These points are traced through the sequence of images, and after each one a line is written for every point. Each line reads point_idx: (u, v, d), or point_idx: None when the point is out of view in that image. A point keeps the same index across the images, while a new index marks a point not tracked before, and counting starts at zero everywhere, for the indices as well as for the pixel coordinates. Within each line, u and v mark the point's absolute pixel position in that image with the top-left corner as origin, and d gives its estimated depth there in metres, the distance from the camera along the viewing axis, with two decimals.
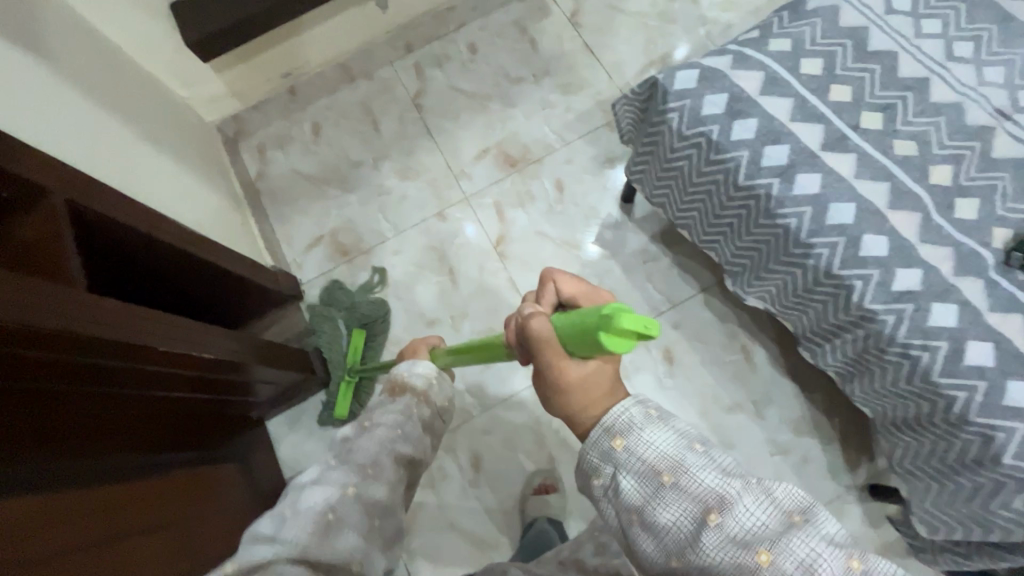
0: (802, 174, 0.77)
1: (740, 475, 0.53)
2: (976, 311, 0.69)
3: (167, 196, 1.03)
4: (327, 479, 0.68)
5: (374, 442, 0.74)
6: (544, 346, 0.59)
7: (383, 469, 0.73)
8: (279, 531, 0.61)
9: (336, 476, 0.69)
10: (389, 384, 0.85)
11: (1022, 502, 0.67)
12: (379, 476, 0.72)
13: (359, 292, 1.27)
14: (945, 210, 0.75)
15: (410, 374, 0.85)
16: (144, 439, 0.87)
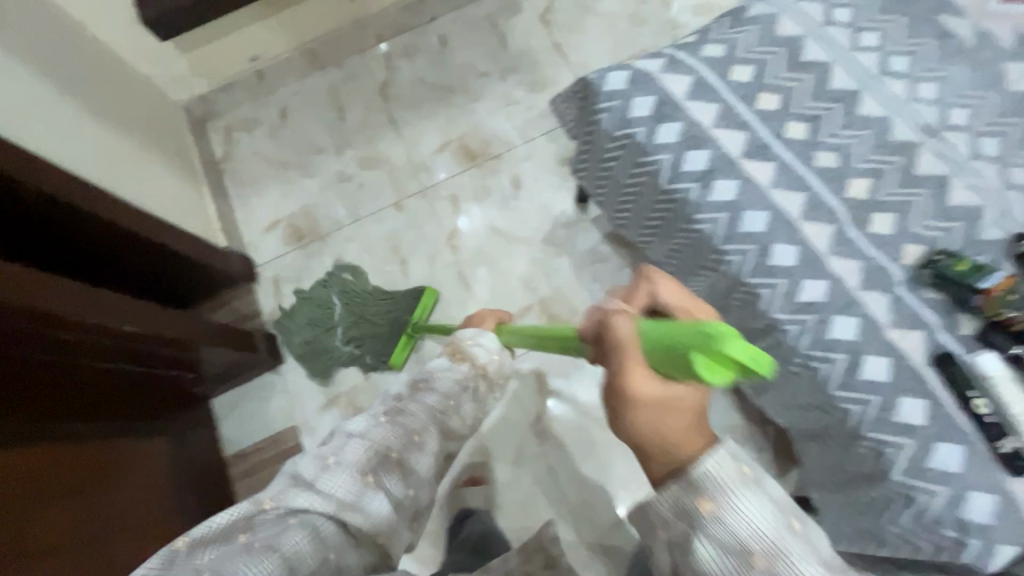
0: (720, 180, 0.77)
1: (838, 568, 0.48)
2: (876, 325, 0.70)
3: (110, 172, 1.04)
4: (374, 434, 0.61)
5: (422, 407, 0.67)
6: (619, 354, 0.52)
7: (430, 434, 0.66)
8: (319, 481, 0.56)
9: (385, 432, 0.62)
10: (451, 349, 0.78)
11: (909, 519, 0.66)
12: (423, 445, 0.64)
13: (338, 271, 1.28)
14: (861, 223, 0.75)
15: (477, 349, 0.78)
16: (72, 406, 0.86)
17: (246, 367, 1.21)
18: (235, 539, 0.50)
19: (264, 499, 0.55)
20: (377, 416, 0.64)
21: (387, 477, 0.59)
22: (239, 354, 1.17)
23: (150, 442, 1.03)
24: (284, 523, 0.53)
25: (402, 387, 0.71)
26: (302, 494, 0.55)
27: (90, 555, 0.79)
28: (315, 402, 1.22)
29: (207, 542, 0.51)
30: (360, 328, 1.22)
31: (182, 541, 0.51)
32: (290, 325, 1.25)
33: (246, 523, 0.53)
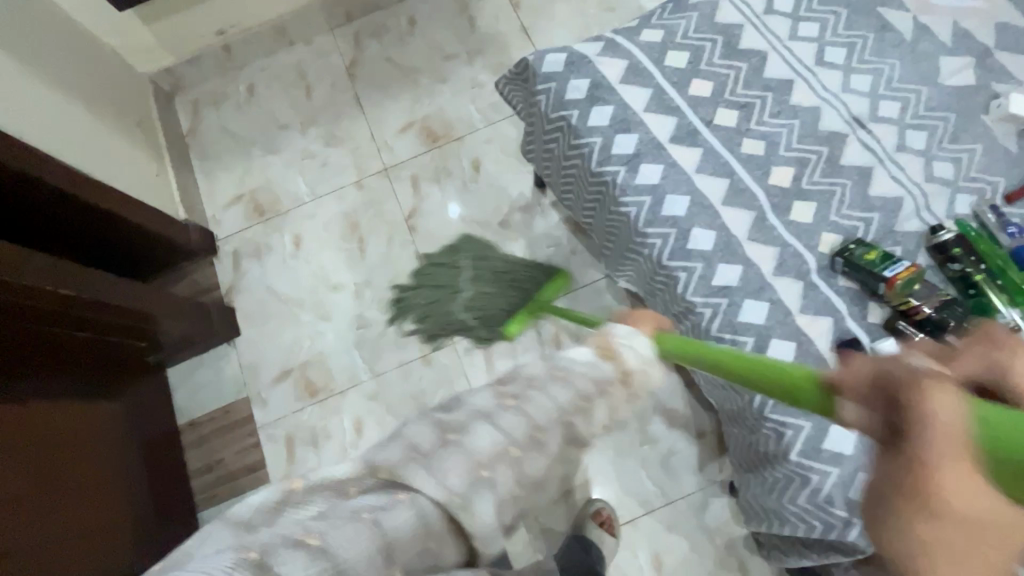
0: (646, 163, 0.78)
1: None
2: (785, 310, 0.71)
3: (71, 144, 1.04)
4: (504, 421, 0.49)
5: (554, 400, 0.51)
6: (925, 439, 0.29)
7: (558, 434, 0.51)
8: (434, 460, 0.47)
9: (512, 423, 0.49)
10: (598, 343, 0.57)
11: (805, 499, 0.68)
12: (546, 445, 0.51)
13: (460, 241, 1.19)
14: (782, 210, 0.76)
15: (628, 350, 0.56)
16: (21, 368, 0.86)
17: (201, 338, 1.22)
18: (344, 504, 0.46)
19: (379, 464, 0.48)
20: (503, 395, 0.52)
21: (501, 473, 0.48)
22: (196, 324, 1.18)
23: (109, 407, 1.04)
24: (391, 497, 0.47)
25: (538, 368, 0.54)
26: (415, 473, 0.47)
27: (42, 511, 0.82)
28: (269, 375, 1.24)
29: (320, 492, 0.47)
30: (473, 292, 1.12)
31: (300, 482, 0.48)
32: (438, 278, 1.16)
33: (358, 486, 0.47)
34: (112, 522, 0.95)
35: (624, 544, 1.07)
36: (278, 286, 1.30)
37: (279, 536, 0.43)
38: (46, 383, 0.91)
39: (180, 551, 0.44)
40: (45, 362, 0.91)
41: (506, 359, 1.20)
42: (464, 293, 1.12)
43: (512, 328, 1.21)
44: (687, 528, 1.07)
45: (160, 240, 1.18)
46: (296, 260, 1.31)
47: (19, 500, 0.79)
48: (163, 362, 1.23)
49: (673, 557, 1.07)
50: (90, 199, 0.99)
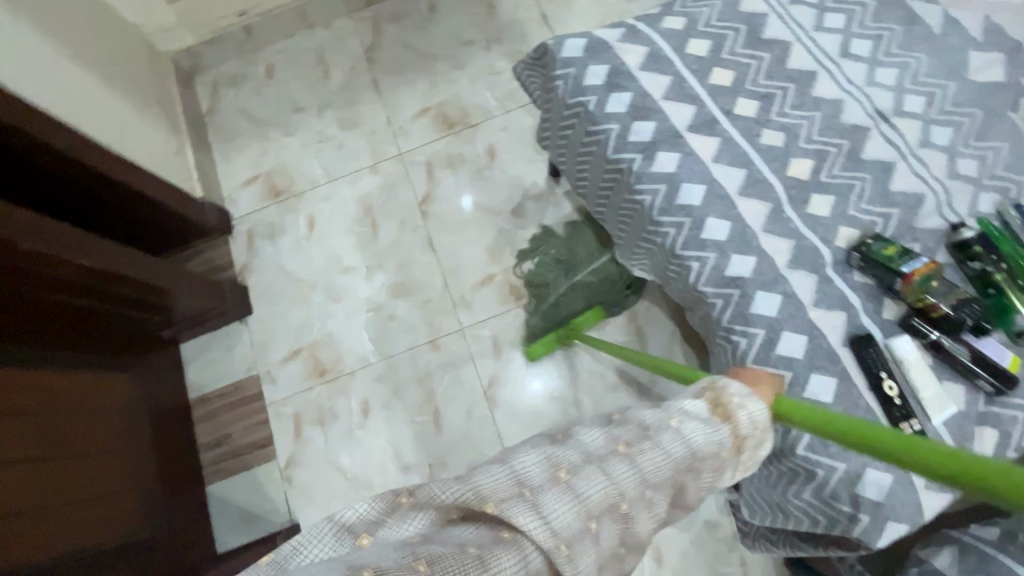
0: (662, 151, 0.77)
1: None
2: (798, 304, 0.70)
3: (92, 118, 1.05)
4: (613, 469, 0.43)
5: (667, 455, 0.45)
6: None
7: (668, 494, 0.45)
8: (543, 499, 0.40)
9: (626, 475, 0.43)
10: (711, 399, 0.50)
11: (810, 493, 0.67)
12: (655, 504, 0.44)
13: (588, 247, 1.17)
14: (799, 203, 0.75)
15: (745, 413, 0.49)
16: (32, 334, 0.88)
17: (211, 315, 1.23)
18: (445, 533, 0.39)
19: (487, 491, 0.40)
20: (614, 440, 0.45)
21: (607, 529, 0.41)
22: (207, 300, 1.19)
23: (118, 378, 1.05)
24: (496, 533, 0.39)
25: (649, 415, 0.48)
26: (523, 511, 0.39)
27: (53, 475, 0.83)
28: (279, 354, 1.25)
29: (424, 510, 0.40)
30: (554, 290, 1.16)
31: (408, 494, 0.41)
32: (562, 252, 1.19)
33: (463, 509, 0.40)
34: (122, 489, 0.97)
35: None
36: (290, 267, 1.30)
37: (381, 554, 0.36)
38: (53, 351, 0.92)
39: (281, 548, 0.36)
40: (52, 329, 0.92)
41: (514, 348, 1.20)
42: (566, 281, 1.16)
43: (521, 317, 1.21)
44: (690, 523, 1.07)
45: (175, 216, 1.19)
46: (310, 242, 1.32)
47: (33, 461, 0.80)
48: (175, 336, 1.24)
49: (674, 551, 1.07)
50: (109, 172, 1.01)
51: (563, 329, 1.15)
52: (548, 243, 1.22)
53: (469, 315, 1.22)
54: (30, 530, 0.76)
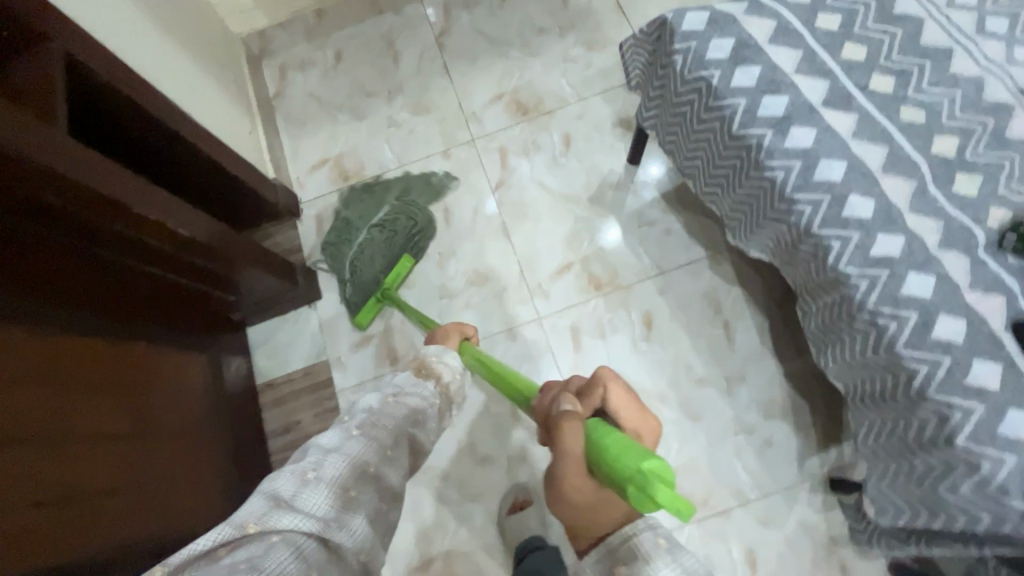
0: (797, 126, 0.74)
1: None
2: (954, 285, 0.66)
3: (184, 92, 1.03)
4: (353, 449, 0.64)
5: (394, 418, 0.70)
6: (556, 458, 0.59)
7: (404, 449, 0.70)
8: (298, 498, 0.57)
9: (358, 444, 0.65)
10: (417, 364, 0.81)
11: (970, 488, 0.63)
12: (398, 459, 0.69)
13: (374, 203, 1.29)
14: (944, 182, 0.71)
15: (440, 363, 0.82)
16: (124, 309, 0.86)
17: (283, 297, 1.20)
18: (217, 563, 0.50)
19: (244, 520, 0.54)
20: (348, 429, 0.67)
21: (364, 488, 0.63)
22: (280, 280, 1.16)
23: (190, 357, 1.01)
24: (266, 543, 0.53)
25: (372, 399, 0.72)
26: (283, 515, 0.55)
27: (126, 455, 0.79)
28: (348, 340, 1.22)
29: (192, 567, 0.50)
30: (394, 249, 1.23)
31: (161, 568, 0.50)
32: (381, 194, 1.30)
33: (227, 545, 0.52)
34: (195, 471, 0.93)
35: (716, 535, 1.02)
36: None
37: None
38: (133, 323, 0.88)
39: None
40: (136, 301, 0.89)
41: (594, 338, 1.16)
42: (359, 232, 1.26)
43: (601, 308, 1.17)
44: (785, 523, 1.02)
45: (255, 198, 1.17)
46: None
47: (109, 440, 0.77)
48: (245, 319, 1.21)
49: (768, 553, 1.02)
50: (208, 152, 0.98)
51: (380, 288, 1.20)
52: (351, 199, 1.31)
53: (546, 304, 1.19)
54: (109, 510, 0.73)
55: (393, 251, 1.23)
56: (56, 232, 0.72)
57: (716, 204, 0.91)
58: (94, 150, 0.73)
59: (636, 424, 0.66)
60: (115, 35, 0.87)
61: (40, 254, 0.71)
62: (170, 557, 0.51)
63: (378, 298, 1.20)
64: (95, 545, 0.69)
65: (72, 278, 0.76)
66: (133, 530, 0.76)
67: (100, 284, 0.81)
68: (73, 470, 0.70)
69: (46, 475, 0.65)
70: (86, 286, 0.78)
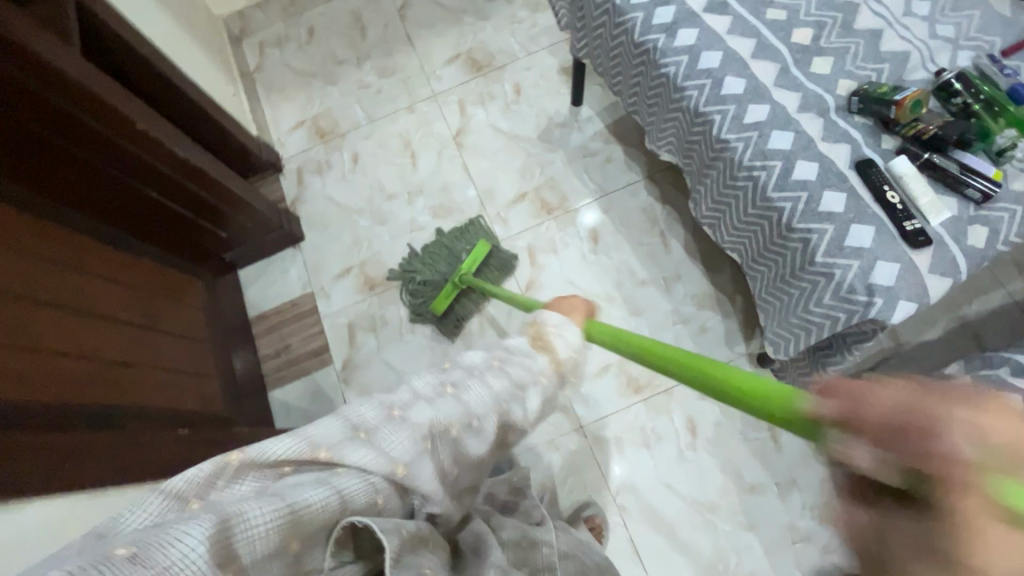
0: (683, 29, 0.90)
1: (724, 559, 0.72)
2: (809, 139, 0.82)
3: (174, 52, 1.19)
4: (441, 406, 0.56)
5: (489, 389, 0.58)
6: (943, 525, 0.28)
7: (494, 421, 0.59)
8: (377, 435, 0.53)
9: (448, 406, 0.56)
10: (532, 332, 0.65)
11: (830, 296, 0.78)
12: (483, 428, 0.58)
13: (446, 252, 1.29)
14: (803, 64, 0.87)
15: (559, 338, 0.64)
16: (130, 227, 1.01)
17: (269, 238, 1.34)
18: (283, 479, 0.48)
19: (320, 441, 0.50)
20: (444, 381, 0.59)
21: (440, 446, 0.55)
22: (262, 217, 1.28)
23: (186, 281, 1.15)
24: (332, 469, 0.50)
25: (477, 357, 0.63)
26: (356, 448, 0.51)
27: (129, 338, 0.91)
28: (331, 274, 1.36)
29: (256, 470, 0.48)
30: (499, 267, 1.28)
31: (237, 455, 0.48)
32: (453, 243, 1.30)
33: (293, 461, 0.49)
34: (199, 371, 1.07)
35: (661, 409, 1.16)
36: (338, 198, 1.42)
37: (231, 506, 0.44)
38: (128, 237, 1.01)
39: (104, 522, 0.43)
40: (132, 216, 1.01)
41: (548, 254, 1.30)
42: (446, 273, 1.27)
43: (554, 229, 1.32)
44: None
45: (241, 149, 1.32)
46: (355, 175, 1.44)
47: (122, 324, 0.91)
48: (235, 260, 1.35)
49: (706, 421, 1.15)
50: (195, 98, 1.12)
51: (456, 275, 1.24)
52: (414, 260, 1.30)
53: (505, 229, 1.34)
54: (127, 377, 0.86)
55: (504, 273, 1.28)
56: (63, 138, 0.84)
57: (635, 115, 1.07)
58: (94, 67, 0.86)
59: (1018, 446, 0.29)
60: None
61: (58, 161, 0.85)
62: (247, 448, 0.49)
63: (455, 283, 1.24)
64: (108, 398, 0.80)
65: (76, 183, 0.88)
66: (141, 398, 0.87)
67: (111, 202, 0.96)
68: (94, 338, 0.83)
69: (76, 335, 0.80)
70: (99, 200, 0.93)
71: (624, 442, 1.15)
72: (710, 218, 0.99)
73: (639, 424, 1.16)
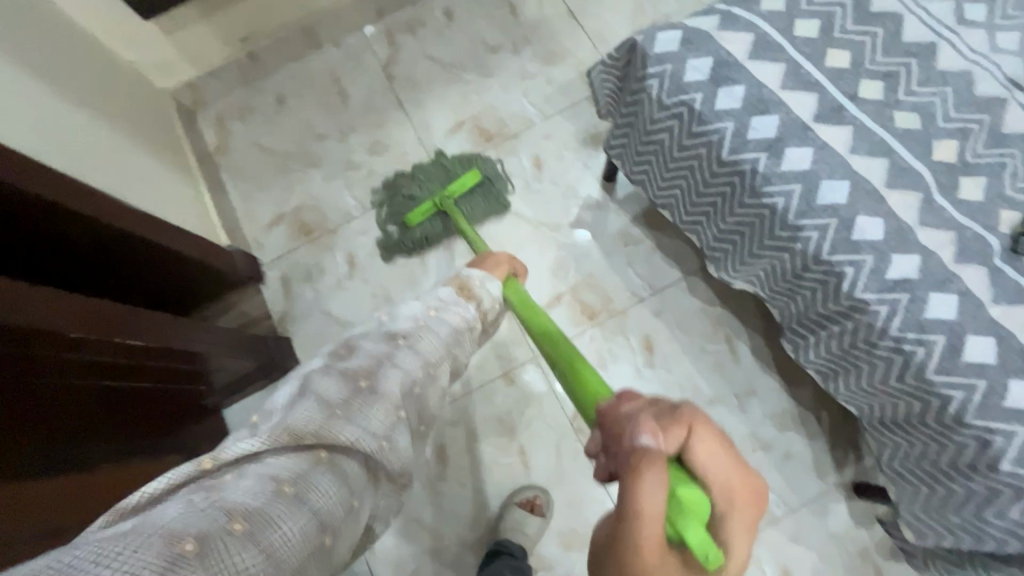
0: (792, 147, 0.69)
1: None
2: (977, 303, 0.63)
3: (111, 173, 0.92)
4: (403, 362, 0.62)
5: (439, 339, 0.66)
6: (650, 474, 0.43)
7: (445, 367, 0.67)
8: (352, 407, 0.55)
9: (409, 361, 0.62)
10: (459, 283, 0.76)
11: (1019, 512, 0.62)
12: (437, 376, 0.66)
13: (434, 174, 1.19)
14: (948, 189, 0.68)
15: (482, 289, 0.77)
16: (96, 430, 0.76)
17: (259, 373, 1.11)
18: (260, 466, 0.48)
19: (301, 430, 0.51)
20: (397, 335, 0.64)
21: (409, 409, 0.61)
22: (251, 357, 1.07)
23: (172, 462, 0.91)
24: (313, 458, 0.51)
25: (416, 309, 0.69)
26: (342, 428, 0.53)
27: None
28: None
29: (228, 462, 0.48)
30: (487, 203, 1.18)
31: (210, 460, 0.48)
32: (451, 166, 1.20)
33: (272, 448, 0.50)
34: None
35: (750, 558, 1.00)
36: (336, 312, 1.19)
37: (194, 509, 0.42)
38: (107, 449, 0.78)
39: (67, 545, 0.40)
40: (100, 426, 0.78)
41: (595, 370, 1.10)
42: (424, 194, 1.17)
43: (598, 337, 1.12)
44: (815, 536, 1.00)
45: (213, 274, 1.06)
46: (353, 281, 1.20)
47: None
48: (218, 403, 1.10)
49: (802, 570, 0.99)
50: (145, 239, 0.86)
51: (438, 195, 1.14)
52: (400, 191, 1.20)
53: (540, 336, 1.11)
54: None
55: (485, 201, 1.18)
56: None
57: (696, 234, 0.87)
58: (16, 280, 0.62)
59: (720, 483, 0.47)
60: (28, 129, 0.75)
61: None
62: (220, 450, 0.48)
63: (436, 203, 1.15)
64: None
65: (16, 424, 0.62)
66: None
67: (67, 418, 0.71)
68: None
69: None
70: (54, 421, 0.68)
71: None
72: (816, 367, 0.81)
73: None
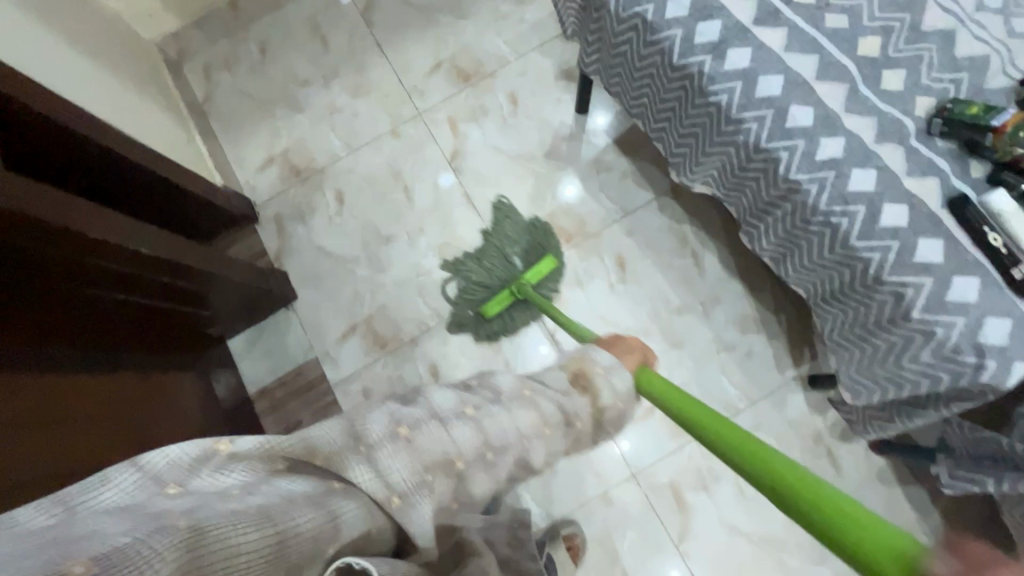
0: (733, 48, 0.77)
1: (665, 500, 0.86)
2: (893, 175, 0.72)
3: (109, 107, 0.98)
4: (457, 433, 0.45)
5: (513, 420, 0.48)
6: None
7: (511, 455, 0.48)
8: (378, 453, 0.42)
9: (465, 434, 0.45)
10: (574, 368, 0.55)
11: (928, 354, 0.70)
12: (497, 466, 0.47)
13: (497, 253, 1.20)
14: (872, 81, 0.76)
15: (605, 382, 0.54)
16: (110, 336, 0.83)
17: (260, 304, 1.19)
18: (270, 481, 0.40)
19: (316, 446, 0.42)
20: (464, 403, 0.48)
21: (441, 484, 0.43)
22: (248, 290, 1.13)
23: (175, 376, 0.99)
24: (326, 484, 0.41)
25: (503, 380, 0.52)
26: (353, 462, 0.42)
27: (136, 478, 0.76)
28: (335, 333, 1.23)
29: (243, 460, 0.41)
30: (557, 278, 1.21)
31: (227, 444, 0.41)
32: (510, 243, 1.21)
33: (290, 460, 0.42)
34: None
35: None
36: (329, 247, 1.26)
37: (201, 500, 0.36)
38: (118, 353, 0.84)
39: (64, 491, 0.36)
40: (113, 333, 0.84)
41: (573, 288, 1.19)
42: (496, 276, 1.18)
43: (575, 257, 1.20)
44: (774, 424, 1.11)
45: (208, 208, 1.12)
46: (343, 218, 1.28)
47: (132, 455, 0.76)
48: (223, 333, 1.18)
49: None
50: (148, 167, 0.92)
51: (517, 283, 1.15)
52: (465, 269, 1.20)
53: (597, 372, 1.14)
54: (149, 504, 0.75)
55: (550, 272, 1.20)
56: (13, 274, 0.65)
57: (662, 142, 0.95)
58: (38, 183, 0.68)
59: None
60: (32, 59, 0.82)
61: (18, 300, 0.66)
62: (238, 440, 0.41)
63: (514, 291, 1.16)
64: None
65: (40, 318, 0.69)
66: None
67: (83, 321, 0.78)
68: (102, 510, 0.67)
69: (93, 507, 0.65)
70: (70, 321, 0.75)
71: (682, 488, 1.09)
72: (767, 254, 0.90)
73: (694, 465, 1.10)
